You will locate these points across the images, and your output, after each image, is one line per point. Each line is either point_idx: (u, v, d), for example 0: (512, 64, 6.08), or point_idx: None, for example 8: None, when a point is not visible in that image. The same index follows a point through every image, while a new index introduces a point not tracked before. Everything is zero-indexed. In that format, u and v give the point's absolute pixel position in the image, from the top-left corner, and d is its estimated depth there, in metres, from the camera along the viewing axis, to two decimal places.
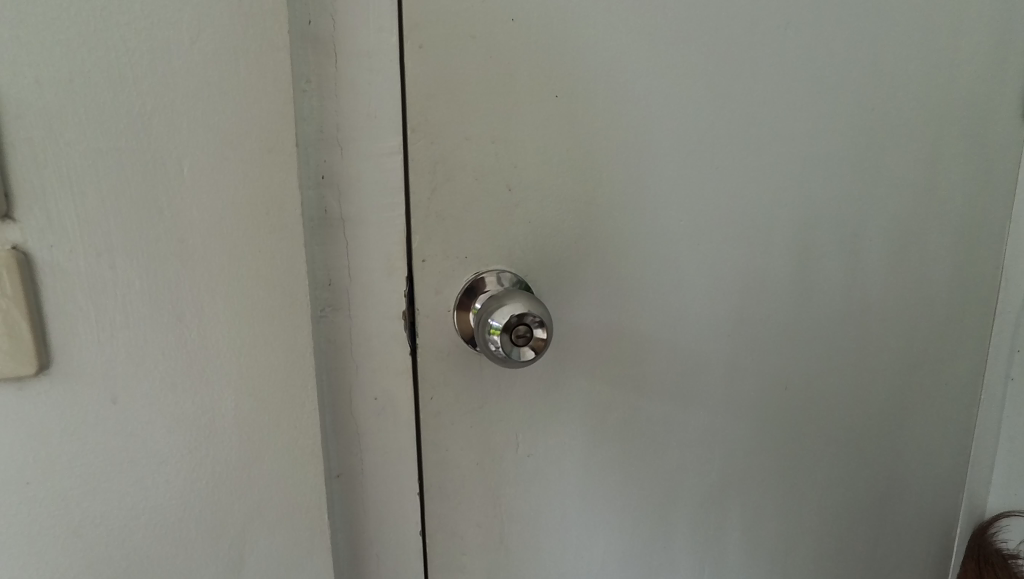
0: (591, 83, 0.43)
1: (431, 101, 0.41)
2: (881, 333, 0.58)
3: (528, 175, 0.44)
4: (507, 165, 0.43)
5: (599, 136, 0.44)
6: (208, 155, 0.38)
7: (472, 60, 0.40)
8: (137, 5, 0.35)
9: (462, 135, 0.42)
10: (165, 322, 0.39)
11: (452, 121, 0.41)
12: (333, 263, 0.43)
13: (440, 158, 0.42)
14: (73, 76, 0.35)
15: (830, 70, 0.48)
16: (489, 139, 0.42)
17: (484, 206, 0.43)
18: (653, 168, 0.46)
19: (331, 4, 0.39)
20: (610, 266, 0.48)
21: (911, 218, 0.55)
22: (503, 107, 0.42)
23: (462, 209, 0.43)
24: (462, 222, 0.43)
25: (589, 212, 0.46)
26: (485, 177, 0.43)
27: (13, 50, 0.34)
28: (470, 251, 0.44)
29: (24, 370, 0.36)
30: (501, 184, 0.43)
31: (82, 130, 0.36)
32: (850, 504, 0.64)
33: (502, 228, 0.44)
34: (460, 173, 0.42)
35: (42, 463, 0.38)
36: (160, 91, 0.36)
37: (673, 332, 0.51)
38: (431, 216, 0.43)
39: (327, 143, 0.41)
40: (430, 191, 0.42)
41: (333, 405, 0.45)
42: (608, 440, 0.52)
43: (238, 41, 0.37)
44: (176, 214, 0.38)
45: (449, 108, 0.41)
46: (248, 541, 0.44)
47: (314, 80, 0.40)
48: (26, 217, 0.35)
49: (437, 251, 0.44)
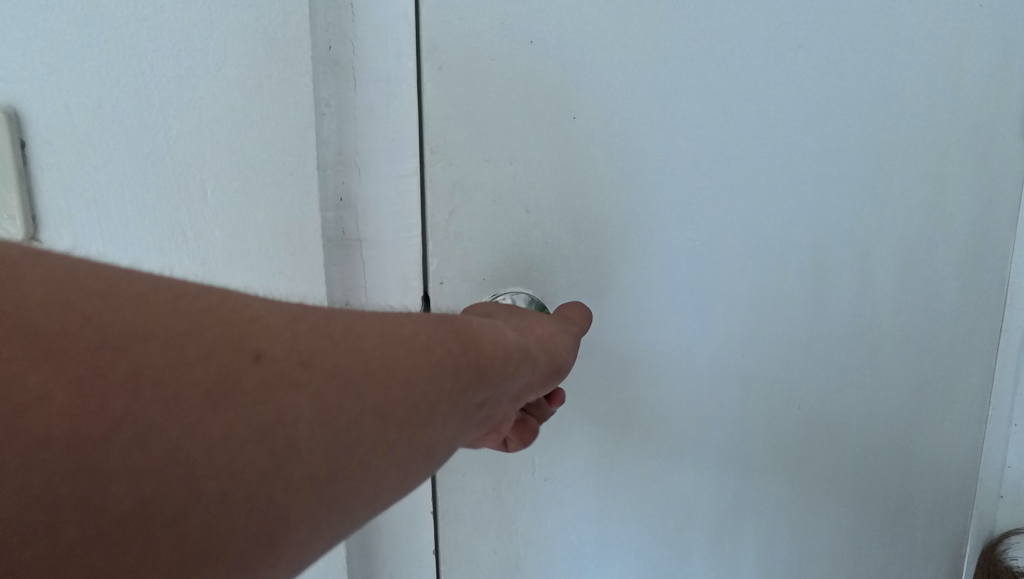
0: (604, 105, 0.44)
1: (449, 122, 0.41)
2: (894, 352, 0.58)
3: (546, 196, 0.45)
4: (525, 185, 0.44)
5: (615, 158, 0.45)
6: (232, 179, 0.39)
7: (491, 82, 0.41)
8: (164, 33, 0.36)
9: (481, 158, 0.43)
10: None
11: (471, 142, 0.42)
12: (350, 283, 0.44)
13: (459, 180, 0.43)
14: (102, 102, 0.37)
15: (839, 92, 0.49)
16: (507, 160, 0.43)
17: (503, 227, 0.45)
18: (671, 188, 0.47)
19: (351, 30, 0.40)
20: (625, 287, 0.48)
21: (929, 237, 0.55)
22: (521, 129, 0.43)
23: (480, 232, 0.44)
24: (480, 243, 0.45)
25: (607, 233, 0.47)
26: (504, 198, 0.44)
27: (46, 78, 0.36)
28: (486, 273, 0.46)
29: None
30: (518, 205, 0.44)
31: (109, 153, 0.38)
32: (863, 525, 0.64)
33: (520, 249, 0.46)
34: (478, 195, 0.43)
35: None
36: (187, 117, 0.38)
37: (689, 352, 0.51)
38: (449, 237, 0.44)
39: (346, 166, 0.42)
40: (449, 211, 0.43)
41: None
42: (622, 457, 0.54)
43: (261, 65, 0.38)
44: (198, 236, 0.40)
45: (468, 129, 0.42)
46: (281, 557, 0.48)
47: (334, 104, 0.40)
48: (52, 239, 0.39)
49: (456, 274, 0.45)
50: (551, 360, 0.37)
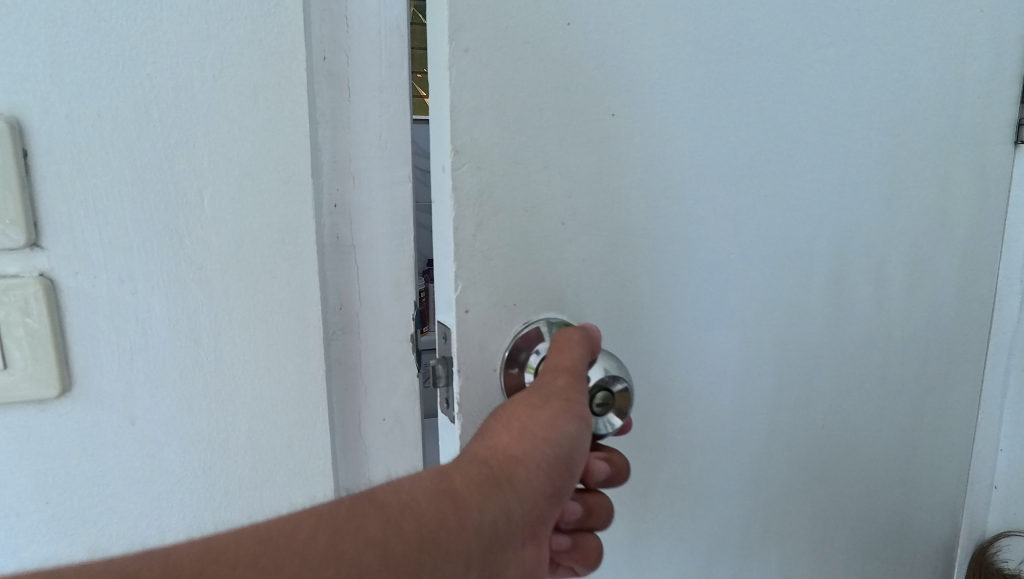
0: (643, 101, 0.38)
1: (479, 116, 0.34)
2: (928, 364, 0.56)
3: (582, 203, 0.38)
4: (559, 192, 0.37)
5: (652, 162, 0.40)
6: (227, 185, 0.40)
7: (525, 68, 0.35)
8: (162, 45, 0.37)
9: (510, 159, 0.35)
10: (182, 346, 0.41)
11: (500, 141, 0.35)
12: (344, 288, 0.44)
13: (490, 183, 0.35)
14: (102, 112, 0.37)
15: (877, 91, 0.46)
16: (541, 160, 0.36)
17: (535, 242, 0.38)
18: (715, 199, 0.42)
19: (345, 42, 0.41)
20: (667, 311, 0.43)
21: (956, 241, 0.54)
22: (559, 125, 0.36)
23: (510, 249, 0.37)
24: (509, 262, 0.37)
25: (646, 245, 0.41)
26: (535, 208, 0.37)
27: (48, 88, 0.36)
28: (517, 297, 0.38)
29: (46, 393, 0.38)
30: (550, 216, 0.38)
31: (108, 160, 0.38)
32: (889, 547, 0.60)
33: (552, 266, 0.38)
34: (508, 203, 0.36)
35: (62, 481, 0.40)
36: (184, 126, 0.38)
37: (733, 378, 0.47)
38: (476, 255, 0.36)
39: (339, 173, 0.42)
40: (477, 224, 0.36)
41: (342, 426, 0.46)
42: (668, 503, 0.48)
43: (260, 79, 0.39)
44: (195, 240, 0.40)
45: (496, 126, 0.35)
46: None
47: (328, 114, 0.42)
48: (52, 245, 0.38)
49: (482, 299, 0.37)
50: (531, 481, 0.30)
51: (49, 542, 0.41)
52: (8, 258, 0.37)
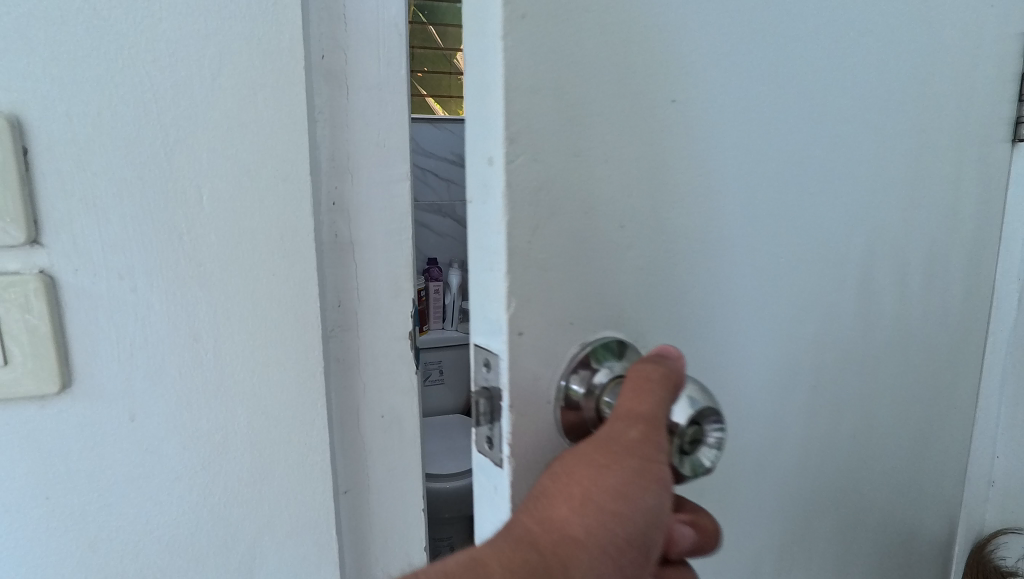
0: (748, 102, 0.25)
1: (538, 96, 0.20)
2: (956, 376, 0.48)
3: (675, 221, 0.24)
4: (632, 190, 0.23)
5: (763, 184, 0.27)
6: (227, 183, 0.40)
7: (590, 13, 0.20)
8: (161, 44, 0.38)
9: (577, 143, 0.21)
10: (181, 343, 0.41)
11: (563, 115, 0.20)
12: (343, 285, 0.45)
13: (551, 182, 0.20)
14: (102, 110, 0.37)
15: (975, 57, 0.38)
16: (607, 146, 0.22)
17: (614, 266, 0.23)
18: (823, 229, 0.30)
19: (344, 42, 0.42)
20: (779, 372, 0.31)
21: (992, 241, 0.47)
22: (630, 107, 0.22)
23: (580, 271, 0.22)
24: (577, 296, 0.22)
25: (767, 275, 0.28)
26: (599, 207, 0.22)
27: (48, 86, 0.36)
28: (573, 319, 0.22)
29: (46, 390, 0.38)
30: (624, 220, 0.23)
31: (108, 158, 0.38)
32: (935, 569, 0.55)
33: (637, 307, 0.24)
34: (573, 201, 0.21)
35: (61, 478, 0.40)
36: (183, 124, 0.39)
37: (825, 451, 0.35)
38: (530, 282, 0.21)
39: (338, 171, 0.43)
40: (531, 232, 0.20)
41: (341, 422, 0.47)
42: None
43: (259, 77, 0.39)
44: (194, 238, 0.40)
45: (559, 96, 0.20)
46: (260, 556, 0.45)
47: (327, 112, 0.43)
48: (53, 242, 0.38)
49: (542, 341, 0.21)
50: None
51: (46, 544, 0.41)
52: (7, 256, 0.37)
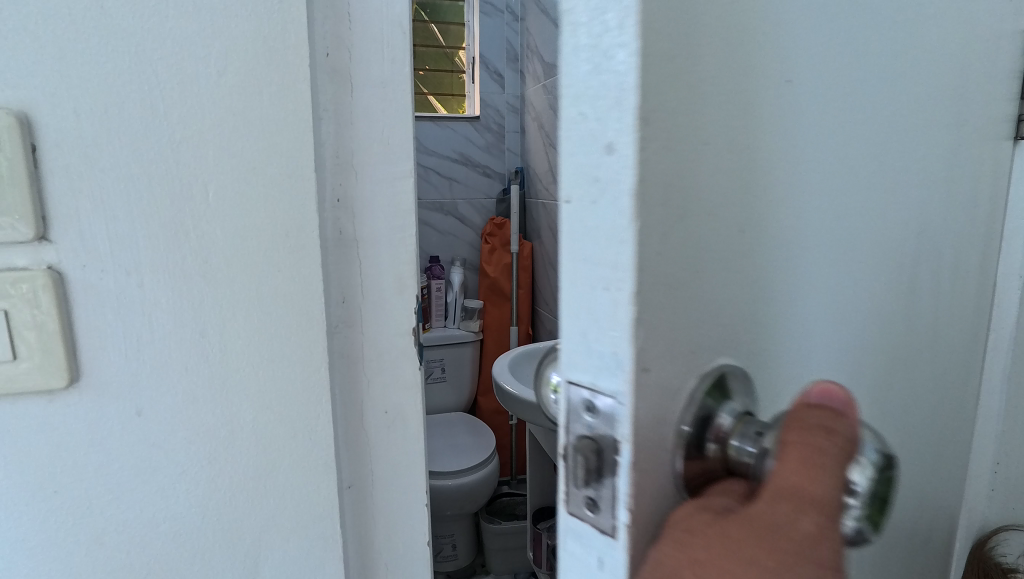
0: (829, 104, 0.22)
1: (669, 75, 0.16)
2: (963, 375, 0.48)
3: (777, 230, 0.21)
4: (744, 189, 0.19)
5: (839, 194, 0.24)
6: (233, 180, 0.40)
7: None
8: (168, 41, 0.38)
9: (703, 129, 0.17)
10: (187, 338, 0.41)
11: (692, 97, 0.16)
12: (347, 281, 0.45)
13: (678, 179, 0.16)
14: (109, 107, 0.38)
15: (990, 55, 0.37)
16: (725, 142, 0.18)
17: (730, 279, 0.19)
18: (881, 233, 0.28)
19: (348, 39, 0.42)
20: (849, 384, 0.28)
21: (1001, 240, 0.47)
22: (744, 100, 0.18)
23: (702, 288, 0.18)
24: (699, 318, 0.18)
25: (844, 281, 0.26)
26: (716, 209, 0.18)
27: (56, 83, 0.37)
28: (697, 351, 0.18)
29: (54, 384, 0.38)
30: (735, 228, 0.19)
31: (115, 155, 0.38)
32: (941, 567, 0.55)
33: (741, 331, 0.20)
34: (697, 203, 0.17)
35: (69, 471, 0.40)
36: (189, 120, 0.39)
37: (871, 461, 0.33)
38: (659, 307, 0.17)
39: (342, 168, 0.44)
40: (660, 242, 0.16)
41: (344, 417, 0.47)
42: None
43: (265, 74, 0.40)
44: (200, 234, 0.40)
45: (689, 74, 0.16)
46: (264, 549, 0.46)
47: (332, 109, 0.43)
48: (60, 238, 0.38)
49: (669, 376, 0.17)
50: None
51: (55, 536, 0.41)
52: (15, 251, 0.37)
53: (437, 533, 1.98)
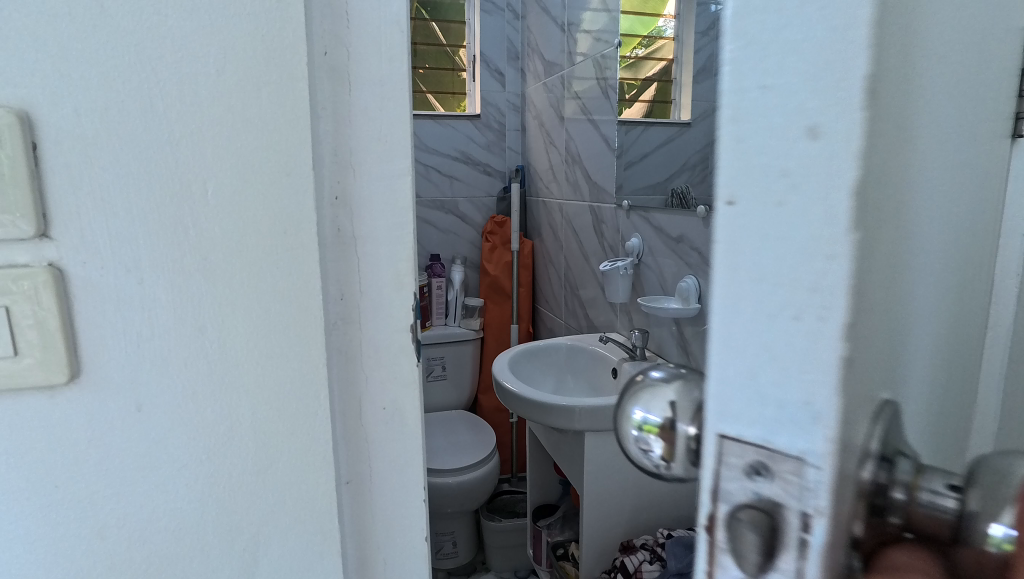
0: (946, 98, 0.21)
1: (889, 37, 0.13)
2: None
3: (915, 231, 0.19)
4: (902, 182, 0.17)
5: (941, 198, 0.23)
6: (232, 178, 0.41)
7: None
8: (167, 41, 0.38)
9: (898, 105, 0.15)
10: (187, 334, 0.42)
11: (895, 68, 0.14)
12: (345, 278, 0.46)
13: (880, 166, 0.14)
14: (109, 106, 0.38)
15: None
16: (899, 126, 0.16)
17: (895, 282, 0.17)
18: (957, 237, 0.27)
19: (345, 38, 0.43)
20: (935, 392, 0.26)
21: None
22: (909, 84, 0.16)
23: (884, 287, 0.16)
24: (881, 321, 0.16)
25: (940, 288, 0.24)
26: (891, 203, 0.16)
27: (56, 82, 0.37)
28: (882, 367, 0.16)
29: (56, 380, 0.39)
30: (900, 230, 0.17)
31: (116, 154, 0.38)
32: None
33: (891, 349, 0.18)
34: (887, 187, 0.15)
35: (70, 466, 0.41)
36: (188, 119, 0.39)
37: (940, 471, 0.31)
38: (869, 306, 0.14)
39: (341, 166, 0.44)
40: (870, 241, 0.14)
41: (342, 413, 0.47)
42: None
43: (263, 73, 0.40)
44: (199, 232, 0.41)
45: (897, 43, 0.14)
46: (262, 544, 0.46)
47: (329, 108, 0.43)
48: (61, 236, 0.38)
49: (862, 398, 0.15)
50: None
51: (57, 531, 0.42)
52: (16, 249, 0.37)
53: (438, 531, 1.99)
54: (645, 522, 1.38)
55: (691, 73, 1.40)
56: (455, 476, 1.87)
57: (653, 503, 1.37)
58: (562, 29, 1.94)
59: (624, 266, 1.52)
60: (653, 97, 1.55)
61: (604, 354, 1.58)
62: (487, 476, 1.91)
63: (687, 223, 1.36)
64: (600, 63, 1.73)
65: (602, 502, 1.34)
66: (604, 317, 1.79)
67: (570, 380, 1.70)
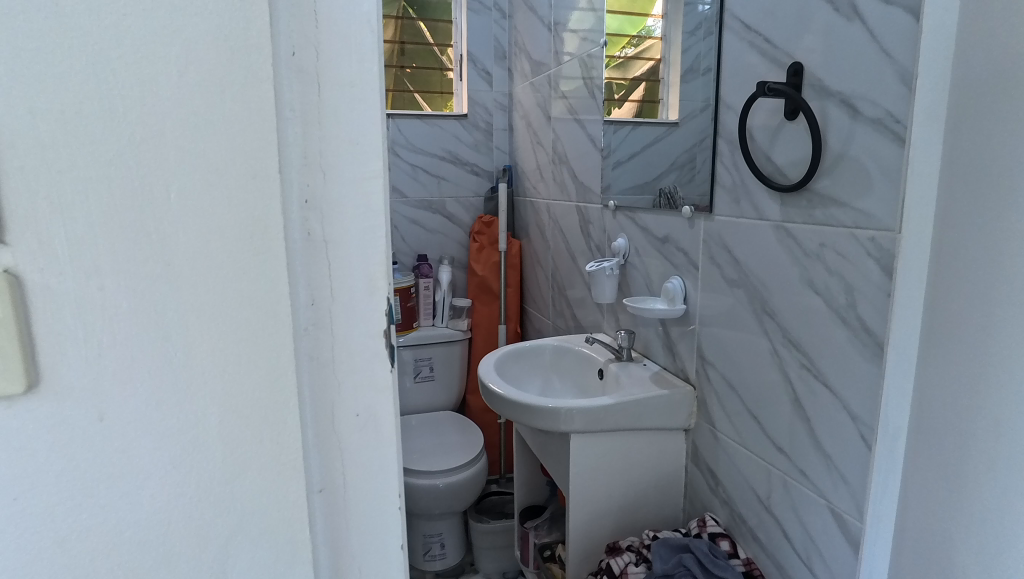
0: None
1: None
2: None
3: None
4: None
5: None
6: (196, 182, 0.39)
7: None
8: (126, 39, 0.37)
9: None
10: (151, 342, 0.40)
11: None
12: (315, 283, 0.44)
13: None
14: (66, 108, 0.37)
15: None
16: None
17: None
18: None
19: (315, 37, 0.42)
20: None
21: None
22: None
23: None
24: None
25: None
26: None
27: (10, 83, 0.36)
28: None
29: (13, 388, 0.38)
30: None
31: (74, 157, 0.37)
32: None
33: None
34: None
35: (30, 477, 0.40)
36: (149, 122, 0.38)
37: None
38: None
39: (310, 168, 0.43)
40: None
41: (314, 420, 0.46)
42: None
43: (225, 73, 0.39)
44: (162, 238, 0.39)
45: None
46: (231, 554, 0.45)
47: (299, 109, 0.42)
48: (17, 241, 0.37)
49: None
50: None
51: (17, 546, 0.40)
52: None
53: (426, 532, 1.99)
54: (632, 523, 1.38)
55: (676, 72, 1.40)
56: (445, 477, 1.86)
57: (640, 503, 1.37)
58: (550, 29, 1.93)
59: (610, 267, 1.52)
60: (641, 97, 1.55)
61: (591, 355, 1.58)
62: (475, 477, 1.91)
63: (673, 222, 1.36)
64: (587, 62, 1.73)
65: (588, 503, 1.34)
66: (592, 317, 1.79)
67: (557, 381, 1.70)
